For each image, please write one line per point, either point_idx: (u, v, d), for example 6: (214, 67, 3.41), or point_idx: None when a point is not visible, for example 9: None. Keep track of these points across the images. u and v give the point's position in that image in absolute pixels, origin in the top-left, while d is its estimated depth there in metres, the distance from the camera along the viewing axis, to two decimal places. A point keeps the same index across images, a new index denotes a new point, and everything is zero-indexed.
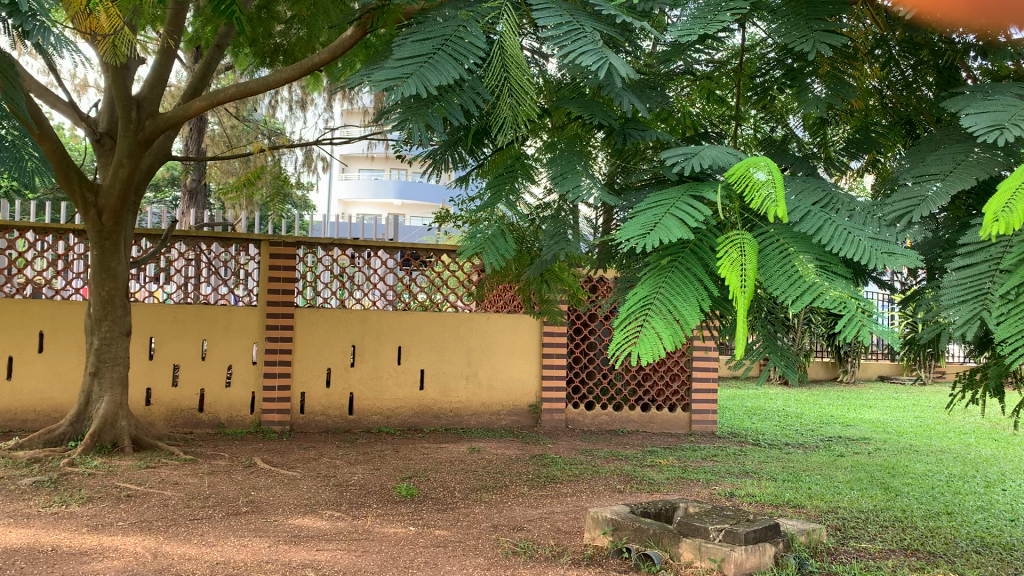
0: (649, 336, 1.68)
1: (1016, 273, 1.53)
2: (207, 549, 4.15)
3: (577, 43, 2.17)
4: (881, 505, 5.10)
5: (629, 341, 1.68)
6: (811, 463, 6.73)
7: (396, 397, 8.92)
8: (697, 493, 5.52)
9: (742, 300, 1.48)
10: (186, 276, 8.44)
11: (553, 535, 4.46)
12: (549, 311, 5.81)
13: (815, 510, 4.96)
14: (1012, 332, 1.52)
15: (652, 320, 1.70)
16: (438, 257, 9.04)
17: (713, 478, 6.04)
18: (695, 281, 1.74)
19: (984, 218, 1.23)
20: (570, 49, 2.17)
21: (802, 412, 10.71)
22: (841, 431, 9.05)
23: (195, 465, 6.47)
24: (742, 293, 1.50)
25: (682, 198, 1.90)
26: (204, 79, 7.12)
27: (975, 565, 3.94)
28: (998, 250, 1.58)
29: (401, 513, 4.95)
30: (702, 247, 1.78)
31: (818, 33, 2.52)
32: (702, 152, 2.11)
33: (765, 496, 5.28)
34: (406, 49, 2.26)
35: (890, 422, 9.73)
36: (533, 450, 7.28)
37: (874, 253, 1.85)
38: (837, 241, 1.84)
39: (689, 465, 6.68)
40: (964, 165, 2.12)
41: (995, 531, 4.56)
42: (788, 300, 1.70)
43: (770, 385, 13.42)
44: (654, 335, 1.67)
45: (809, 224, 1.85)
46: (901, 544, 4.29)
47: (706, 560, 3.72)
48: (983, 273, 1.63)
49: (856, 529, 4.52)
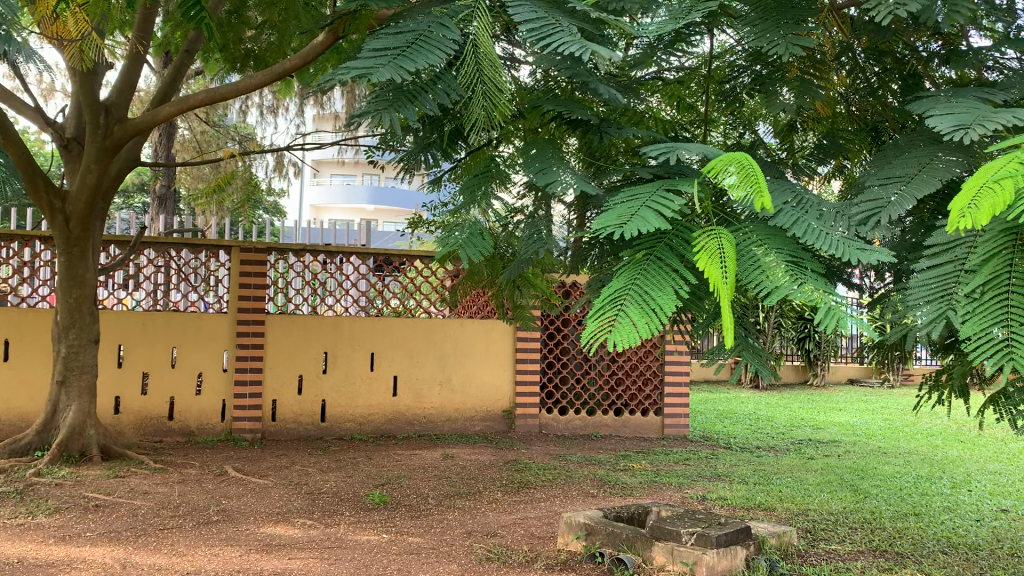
0: (625, 324, 1.66)
1: (981, 271, 1.56)
2: (177, 558, 4.11)
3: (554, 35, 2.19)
4: (850, 507, 5.16)
5: (604, 329, 1.67)
6: (782, 465, 6.80)
7: (369, 403, 8.89)
8: (669, 497, 5.55)
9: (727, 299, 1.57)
10: (156, 283, 8.34)
11: (526, 540, 4.47)
12: (522, 317, 5.83)
13: (786, 512, 5.01)
14: (975, 330, 1.54)
15: (627, 309, 1.69)
16: (411, 262, 9.04)
17: (685, 481, 6.08)
18: (672, 273, 1.76)
19: (949, 215, 1.34)
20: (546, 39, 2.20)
21: (772, 415, 10.82)
22: (811, 434, 9.14)
23: (165, 474, 6.40)
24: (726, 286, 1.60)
25: (658, 193, 1.93)
26: (174, 84, 7.04)
27: (942, 565, 4.00)
28: (963, 251, 1.62)
29: (374, 521, 4.94)
30: (677, 239, 1.81)
31: (788, 36, 2.54)
32: (677, 152, 2.15)
33: (736, 499, 5.32)
34: (380, 42, 2.25)
35: (859, 424, 9.86)
36: (507, 455, 7.28)
37: (846, 249, 1.89)
38: (809, 238, 1.88)
39: (661, 469, 6.73)
40: (929, 168, 2.17)
41: (961, 531, 4.64)
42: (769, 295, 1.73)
43: (741, 390, 13.53)
44: (628, 322, 1.66)
45: (783, 220, 1.89)
46: (870, 545, 4.35)
47: (678, 564, 3.75)
48: (949, 274, 1.68)
49: (826, 531, 4.58)
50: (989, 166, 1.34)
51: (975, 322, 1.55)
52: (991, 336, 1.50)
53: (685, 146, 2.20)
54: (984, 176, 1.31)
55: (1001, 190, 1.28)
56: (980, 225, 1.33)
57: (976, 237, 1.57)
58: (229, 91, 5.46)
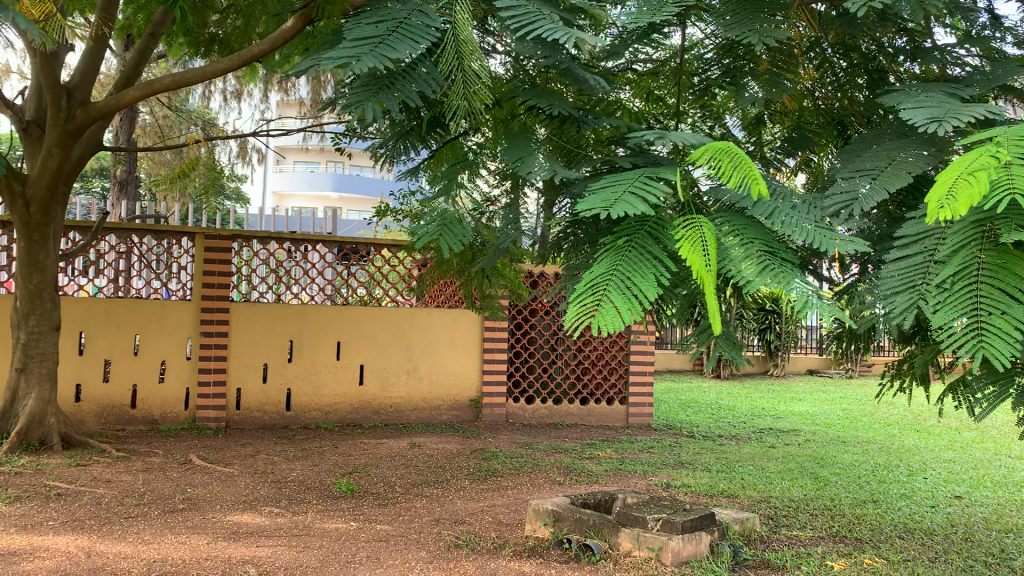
0: (610, 309, 1.70)
1: (950, 263, 1.62)
2: (144, 546, 4.08)
3: (533, 21, 2.21)
4: (811, 494, 5.28)
5: (589, 312, 1.71)
6: (744, 454, 6.90)
7: (335, 392, 8.85)
8: (635, 484, 5.61)
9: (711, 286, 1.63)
10: (117, 270, 8.22)
11: (494, 527, 4.50)
12: (491, 306, 5.85)
13: (748, 499, 5.11)
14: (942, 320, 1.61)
15: (610, 294, 1.72)
16: (377, 251, 9.00)
17: (650, 469, 6.15)
18: (653, 259, 1.80)
19: (929, 207, 1.46)
20: (525, 25, 2.22)
21: (733, 405, 10.98)
22: (772, 423, 9.30)
23: (128, 462, 6.32)
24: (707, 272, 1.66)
25: (640, 180, 1.98)
26: (138, 68, 6.92)
27: (899, 550, 4.11)
28: (933, 243, 1.69)
29: (341, 509, 4.93)
30: (658, 228, 1.85)
31: (761, 28, 2.58)
32: (660, 140, 2.20)
33: (700, 486, 5.41)
34: (361, 31, 2.25)
35: (818, 414, 10.04)
36: (473, 444, 7.31)
37: (818, 238, 1.96)
38: (784, 228, 1.93)
39: (626, 456, 6.81)
40: (896, 163, 2.22)
41: (917, 517, 4.77)
42: (749, 281, 1.78)
43: (704, 380, 13.71)
44: (613, 308, 1.70)
45: (762, 210, 1.95)
46: (830, 530, 4.45)
47: (645, 550, 3.81)
48: (918, 265, 1.73)
49: (787, 517, 4.67)
50: (960, 162, 1.47)
51: (944, 313, 1.60)
52: (959, 324, 1.55)
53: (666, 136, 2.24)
54: (959, 170, 1.43)
55: (976, 182, 1.40)
56: (956, 215, 1.44)
57: (946, 228, 1.64)
58: (196, 76, 5.38)
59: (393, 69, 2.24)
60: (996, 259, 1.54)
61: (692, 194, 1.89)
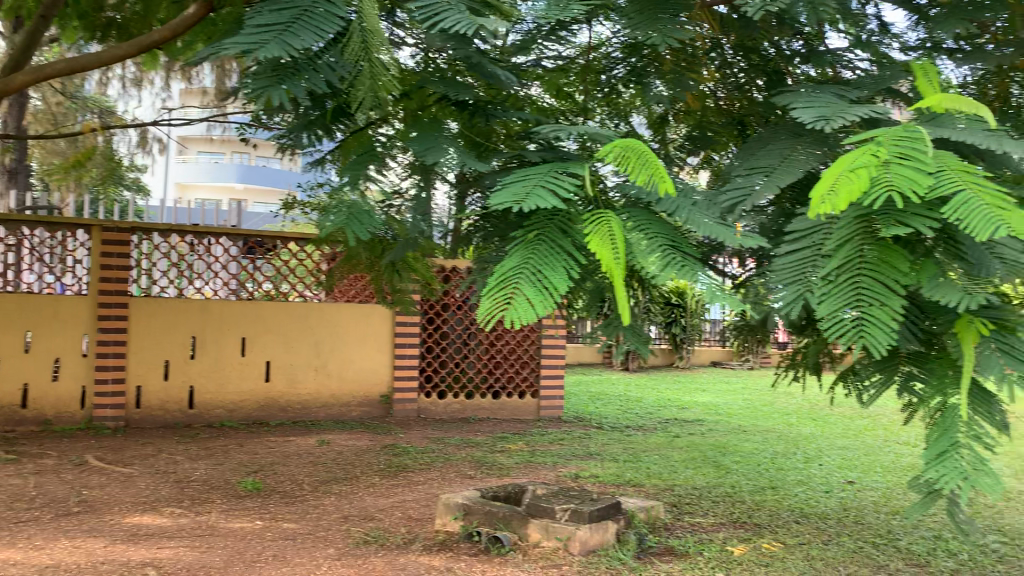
0: (523, 301, 1.77)
1: (835, 258, 1.76)
2: (35, 552, 3.90)
3: (443, 13, 2.21)
4: (714, 482, 5.44)
5: (502, 305, 1.78)
6: (651, 444, 7.06)
7: (241, 390, 8.66)
8: (544, 476, 5.67)
9: (619, 277, 1.73)
10: (6, 263, 7.82)
11: (404, 523, 4.48)
12: (401, 301, 5.81)
13: (654, 488, 5.24)
14: (827, 312, 1.77)
15: (523, 287, 1.79)
16: (284, 244, 8.83)
17: (560, 461, 6.23)
18: (564, 253, 1.85)
19: (813, 203, 1.68)
20: (434, 18, 2.22)
21: (641, 396, 11.22)
22: (677, 413, 9.54)
23: (18, 465, 6.02)
24: (617, 267, 1.74)
25: (550, 175, 2.03)
26: (28, 52, 6.59)
27: (795, 534, 4.29)
28: (821, 238, 1.80)
29: (247, 508, 4.83)
30: (568, 221, 1.91)
31: (665, 28, 2.66)
32: (568, 133, 2.25)
33: (608, 477, 5.51)
34: (263, 17, 2.19)
35: (721, 404, 10.35)
36: (383, 440, 7.26)
37: (719, 233, 2.04)
38: (687, 222, 2.01)
39: (536, 449, 6.87)
40: (788, 161, 2.34)
41: (812, 502, 4.97)
42: (654, 273, 1.84)
43: (612, 372, 13.95)
44: (525, 300, 1.76)
45: (667, 204, 2.02)
46: (731, 517, 4.60)
47: (553, 540, 3.87)
48: (807, 258, 1.85)
49: (690, 505, 4.81)
50: (845, 160, 1.67)
51: (829, 303, 1.77)
52: (846, 317, 1.73)
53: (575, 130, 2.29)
54: (837, 172, 1.65)
55: (857, 178, 1.59)
56: (836, 209, 1.64)
57: (830, 225, 1.76)
58: (92, 60, 5.18)
59: (298, 58, 2.21)
60: (878, 254, 1.70)
61: (601, 189, 1.95)
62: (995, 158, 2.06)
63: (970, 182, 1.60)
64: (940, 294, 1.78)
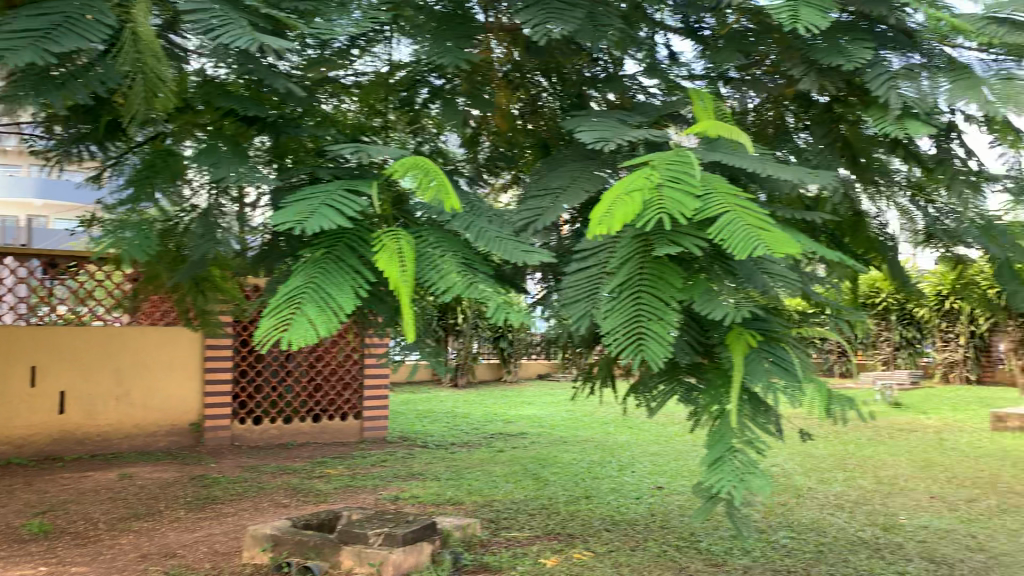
0: (303, 322, 1.69)
1: (619, 275, 1.83)
2: None
3: (225, 27, 2.11)
4: (530, 495, 5.53)
5: (281, 326, 1.69)
6: (472, 461, 7.08)
7: (31, 423, 7.97)
8: (363, 500, 5.56)
9: (406, 296, 1.77)
10: None
11: (209, 558, 4.24)
12: (208, 323, 5.53)
13: (472, 505, 5.25)
14: (611, 327, 1.82)
15: (305, 308, 1.72)
16: (81, 265, 8.25)
17: (380, 483, 6.12)
18: (352, 271, 1.81)
19: (591, 223, 1.77)
20: (217, 33, 2.11)
21: (467, 412, 11.27)
22: (502, 428, 9.66)
23: None
24: (404, 286, 1.78)
25: (339, 193, 1.97)
26: None
27: (604, 542, 4.42)
28: (605, 255, 1.87)
29: (30, 554, 4.41)
30: (356, 240, 1.87)
31: (457, 50, 2.69)
32: (361, 151, 2.21)
33: (427, 496, 5.47)
34: (15, 22, 1.94)
35: (544, 417, 10.59)
36: (193, 471, 6.88)
37: (513, 251, 2.04)
38: (479, 241, 2.01)
39: (357, 472, 6.73)
40: (578, 181, 2.40)
41: (622, 509, 5.15)
42: (438, 291, 1.84)
43: (440, 390, 13.95)
44: (306, 321, 1.69)
45: (458, 223, 2.03)
46: (545, 529, 4.68)
47: (365, 565, 3.79)
48: (593, 276, 1.91)
49: (507, 519, 4.85)
50: (624, 184, 1.79)
51: (613, 318, 1.82)
52: (626, 333, 1.79)
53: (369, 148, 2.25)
54: (612, 197, 1.77)
55: (633, 199, 1.72)
56: (613, 229, 1.74)
57: (613, 243, 1.85)
58: None
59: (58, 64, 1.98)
60: (655, 272, 1.80)
61: (393, 207, 1.94)
62: (761, 179, 2.16)
63: (734, 207, 1.72)
64: (709, 309, 1.84)
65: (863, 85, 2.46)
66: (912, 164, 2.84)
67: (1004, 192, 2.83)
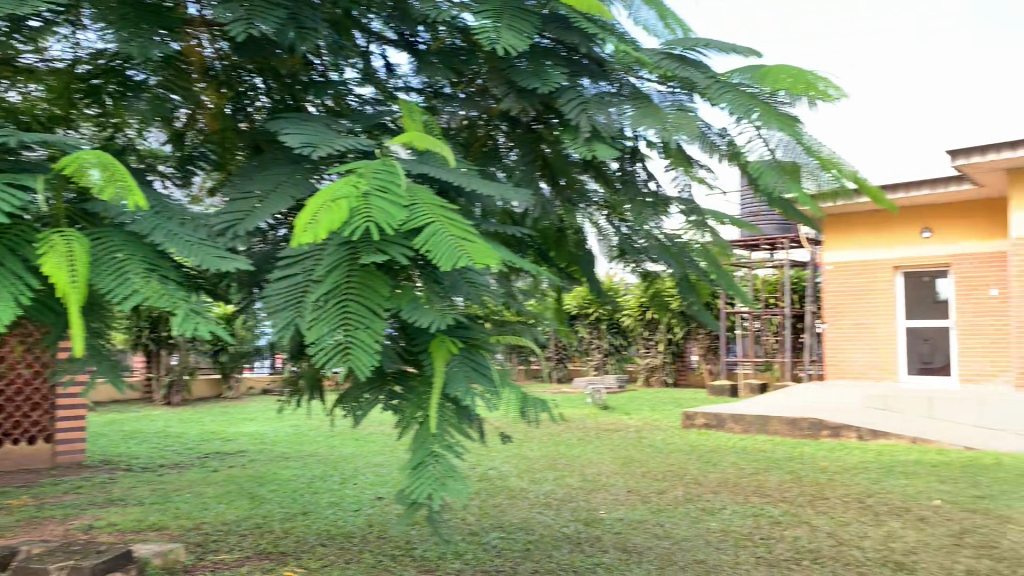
0: None
1: (325, 282, 1.78)
2: None
3: None
4: (244, 514, 5.28)
5: None
6: (181, 482, 6.62)
7: None
8: (49, 533, 4.99)
9: (75, 300, 1.60)
10: None
11: None
12: None
13: (178, 529, 4.91)
14: (316, 336, 1.75)
15: None
16: None
17: (71, 513, 5.53)
18: (11, 275, 1.61)
19: (296, 231, 1.70)
20: None
21: (181, 431, 10.56)
22: (219, 446, 9.16)
23: None
24: (73, 291, 1.61)
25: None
26: None
27: (319, 556, 4.33)
28: (311, 263, 1.82)
29: None
30: (19, 239, 1.66)
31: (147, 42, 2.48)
32: (25, 138, 1.95)
33: (127, 524, 5.03)
34: None
35: (266, 433, 10.19)
36: None
37: (206, 255, 1.92)
38: (168, 244, 1.88)
39: (45, 502, 6.04)
40: (281, 188, 2.26)
41: (339, 522, 5.08)
42: (117, 298, 1.69)
43: (152, 408, 12.95)
44: None
45: (144, 224, 1.90)
46: (257, 548, 4.49)
47: None
48: (297, 283, 1.84)
49: (216, 542, 4.60)
50: (328, 193, 1.76)
51: (317, 328, 1.77)
52: (332, 341, 1.74)
53: (42, 136, 2.02)
54: (319, 205, 1.72)
55: (338, 209, 1.70)
56: (318, 238, 1.69)
57: (320, 251, 1.80)
58: None
59: None
60: (361, 281, 1.78)
61: (67, 203, 1.76)
62: (465, 193, 2.18)
63: (438, 220, 1.76)
64: (416, 318, 1.86)
65: (558, 108, 2.59)
66: (601, 186, 3.06)
67: (682, 215, 3.10)
